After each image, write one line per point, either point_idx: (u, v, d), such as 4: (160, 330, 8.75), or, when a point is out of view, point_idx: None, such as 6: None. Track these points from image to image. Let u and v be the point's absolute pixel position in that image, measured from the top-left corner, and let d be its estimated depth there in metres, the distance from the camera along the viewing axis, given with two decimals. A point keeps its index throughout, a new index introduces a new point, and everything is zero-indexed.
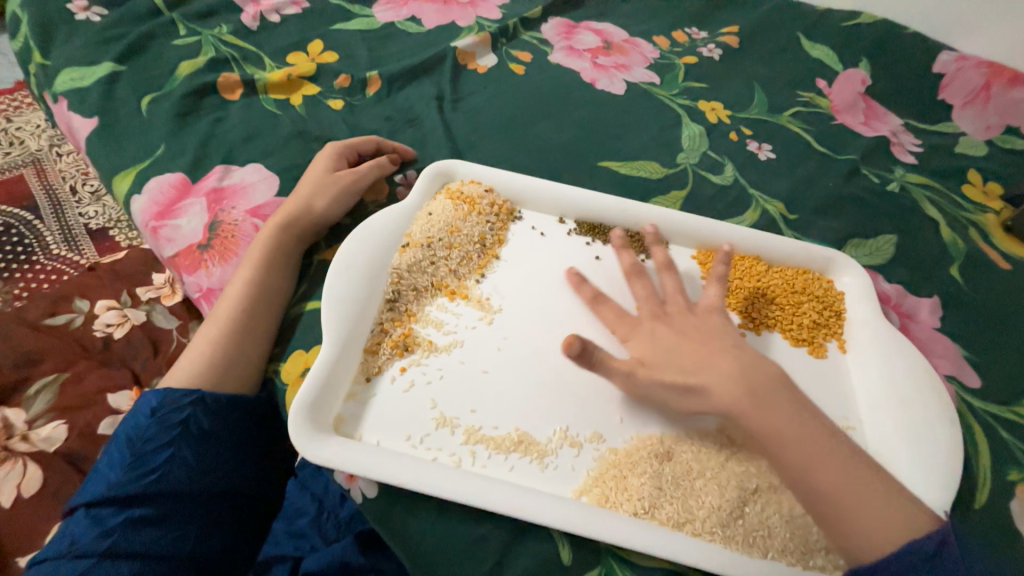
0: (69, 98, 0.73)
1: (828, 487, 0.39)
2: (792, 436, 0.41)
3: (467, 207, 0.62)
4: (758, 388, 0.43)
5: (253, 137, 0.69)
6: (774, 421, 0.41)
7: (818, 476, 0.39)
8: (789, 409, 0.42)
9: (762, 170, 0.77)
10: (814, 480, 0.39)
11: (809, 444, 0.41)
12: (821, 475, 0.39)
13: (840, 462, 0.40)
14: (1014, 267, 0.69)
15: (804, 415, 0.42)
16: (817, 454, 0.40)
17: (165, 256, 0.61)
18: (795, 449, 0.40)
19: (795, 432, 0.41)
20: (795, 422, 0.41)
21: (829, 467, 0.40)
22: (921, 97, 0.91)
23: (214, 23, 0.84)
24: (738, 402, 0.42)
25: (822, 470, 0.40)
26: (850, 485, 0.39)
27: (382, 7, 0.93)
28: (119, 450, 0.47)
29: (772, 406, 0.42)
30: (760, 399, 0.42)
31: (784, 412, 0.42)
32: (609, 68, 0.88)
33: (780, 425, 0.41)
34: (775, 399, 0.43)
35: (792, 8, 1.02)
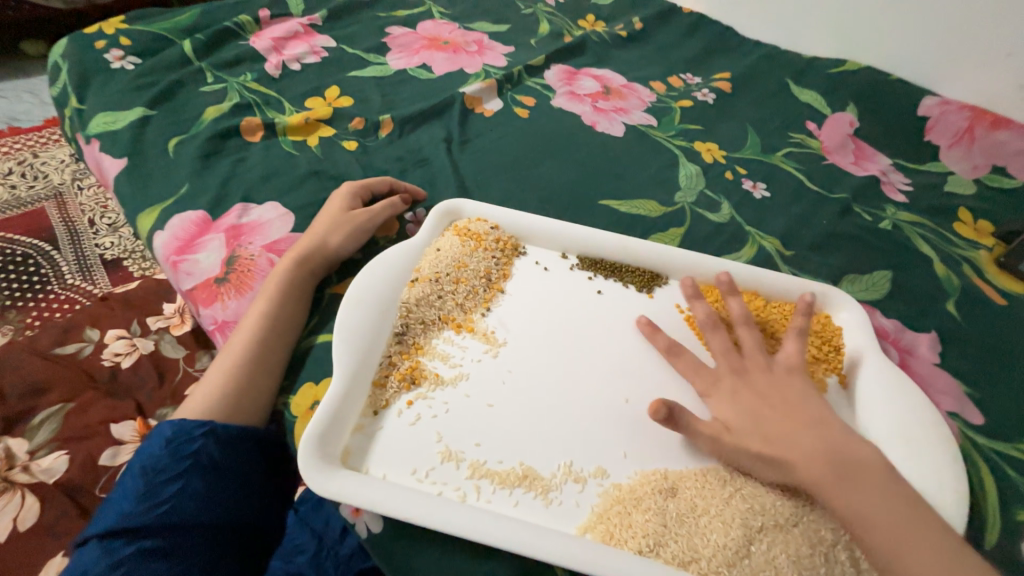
0: (101, 139, 0.78)
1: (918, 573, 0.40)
2: (881, 515, 0.42)
3: (473, 243, 0.64)
4: (846, 466, 0.45)
5: (272, 176, 0.73)
6: (854, 496, 0.43)
7: (908, 557, 0.41)
8: (879, 487, 0.44)
9: (757, 208, 0.80)
10: (902, 563, 0.41)
11: (894, 522, 0.42)
12: (908, 557, 0.41)
13: (923, 546, 0.41)
14: (1009, 303, 0.71)
15: (889, 493, 0.44)
16: (903, 534, 0.42)
17: (182, 289, 0.64)
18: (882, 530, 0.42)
19: (880, 512, 0.42)
20: (883, 502, 0.43)
21: (918, 548, 0.41)
22: (908, 138, 0.95)
23: (239, 71, 0.91)
24: (825, 481, 0.44)
25: (906, 548, 0.41)
26: (934, 567, 0.40)
27: (395, 56, 0.99)
28: (130, 480, 0.47)
29: (861, 480, 0.44)
30: (849, 475, 0.44)
31: (876, 488, 0.43)
32: (609, 111, 0.93)
33: (869, 504, 0.43)
34: (865, 477, 0.44)
35: (779, 57, 1.09)
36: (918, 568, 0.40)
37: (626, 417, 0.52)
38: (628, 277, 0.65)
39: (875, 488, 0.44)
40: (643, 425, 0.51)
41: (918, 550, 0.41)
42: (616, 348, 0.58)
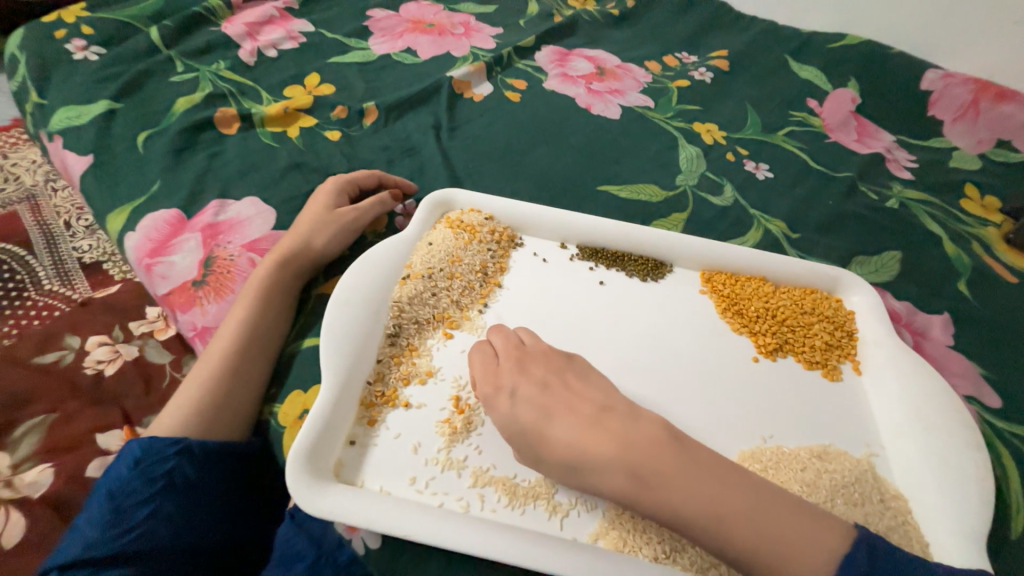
0: (65, 136, 0.73)
1: (751, 543, 0.34)
2: (563, 464, 0.38)
3: (467, 235, 0.61)
4: (538, 393, 0.41)
5: (249, 171, 0.69)
6: (554, 433, 0.39)
7: (657, 497, 0.35)
8: (575, 404, 0.40)
9: (762, 191, 0.77)
10: (669, 511, 0.35)
11: (681, 504, 0.35)
12: (666, 498, 0.35)
13: (784, 512, 0.35)
14: (1021, 280, 0.68)
15: (588, 418, 0.39)
16: (591, 470, 0.37)
17: (158, 294, 0.60)
18: (580, 464, 0.37)
19: (586, 446, 0.37)
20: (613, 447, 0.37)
21: (697, 489, 0.35)
22: (910, 114, 0.92)
23: (212, 59, 0.85)
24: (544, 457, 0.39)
25: (667, 475, 0.35)
26: (782, 526, 0.34)
27: (377, 40, 0.94)
28: (96, 506, 0.43)
29: (538, 398, 0.41)
30: (537, 444, 0.40)
31: (550, 411, 0.40)
32: (604, 93, 0.89)
33: (585, 438, 0.38)
34: (656, 465, 0.36)
35: (778, 32, 1.05)
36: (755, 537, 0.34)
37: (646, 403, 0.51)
38: (631, 266, 0.62)
39: (580, 424, 0.39)
40: None
41: (733, 512, 0.34)
42: (623, 341, 0.55)
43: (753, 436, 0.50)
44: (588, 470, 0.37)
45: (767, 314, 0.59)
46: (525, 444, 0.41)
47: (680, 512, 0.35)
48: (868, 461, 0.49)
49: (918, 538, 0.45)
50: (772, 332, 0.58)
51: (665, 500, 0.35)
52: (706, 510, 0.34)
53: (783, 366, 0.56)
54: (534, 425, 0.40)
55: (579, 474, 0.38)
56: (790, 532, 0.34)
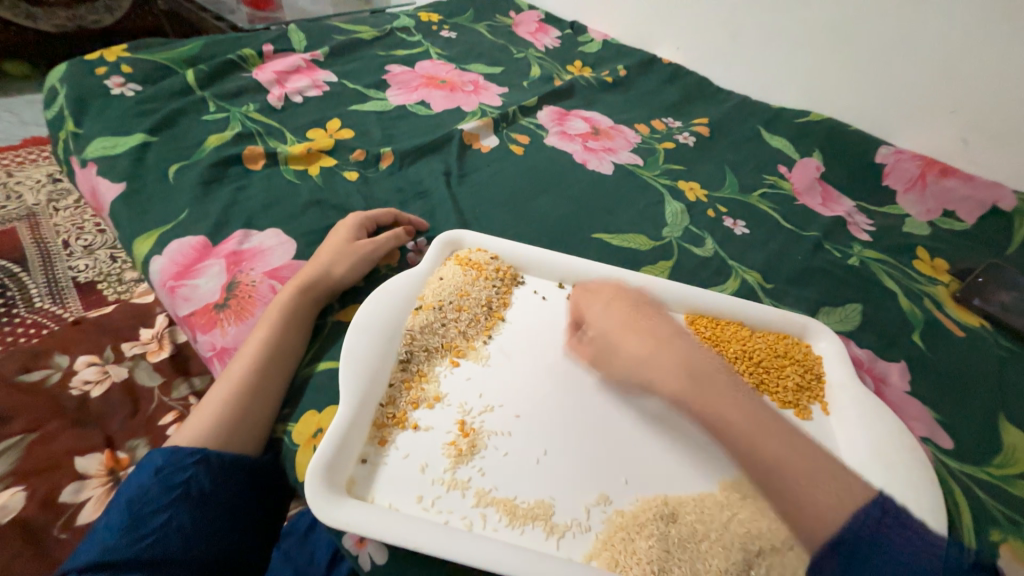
0: (99, 164, 0.78)
1: (772, 454, 0.40)
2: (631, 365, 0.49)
3: (474, 272, 0.66)
4: (625, 316, 0.53)
5: (273, 205, 0.74)
6: (625, 347, 0.51)
7: (710, 399, 0.43)
8: (651, 327, 0.51)
9: (739, 244, 0.85)
10: (712, 407, 0.43)
11: (721, 407, 0.43)
12: (718, 399, 0.44)
13: (806, 450, 0.41)
14: (967, 334, 0.76)
15: (661, 337, 0.50)
16: (652, 373, 0.47)
17: (179, 315, 0.63)
18: (644, 366, 0.48)
19: (654, 354, 0.48)
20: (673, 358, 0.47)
21: (731, 407, 0.43)
22: (868, 182, 1.03)
23: (242, 102, 0.93)
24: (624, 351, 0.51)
25: (714, 390, 0.44)
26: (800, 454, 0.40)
27: (394, 93, 1.04)
28: (116, 512, 0.46)
29: (628, 317, 0.53)
30: (616, 353, 0.51)
31: (634, 327, 0.51)
32: (599, 151, 0.99)
33: (656, 349, 0.48)
34: (706, 380, 0.45)
35: (751, 105, 1.18)
36: (775, 454, 0.40)
37: (644, 426, 0.54)
38: None
39: (656, 339, 0.49)
40: (641, 452, 0.53)
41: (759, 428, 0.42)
42: None
43: None
44: (649, 371, 0.48)
45: (744, 355, 0.65)
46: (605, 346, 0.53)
47: (723, 415, 0.42)
48: None
49: None
50: (750, 372, 0.63)
51: (712, 405, 0.43)
52: (747, 421, 0.42)
53: None
54: (615, 335, 0.52)
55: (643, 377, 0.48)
56: (815, 471, 0.39)
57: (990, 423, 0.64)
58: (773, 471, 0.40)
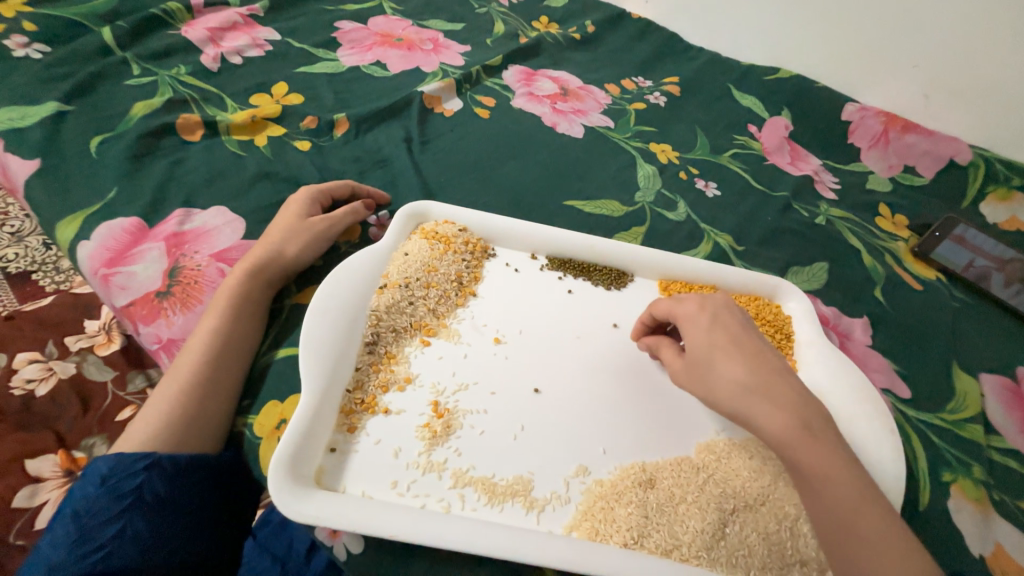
0: (6, 138, 0.68)
1: (861, 527, 0.39)
2: (730, 392, 0.45)
3: (442, 246, 0.63)
4: (724, 329, 0.49)
5: (215, 179, 0.68)
6: (731, 366, 0.46)
7: (806, 446, 0.42)
8: (761, 357, 0.47)
9: (711, 207, 0.84)
10: (802, 454, 0.42)
11: (815, 459, 0.41)
12: (811, 451, 0.42)
13: (895, 524, 0.39)
14: (924, 287, 0.79)
15: (772, 371, 0.46)
16: (762, 407, 0.44)
17: (117, 305, 0.57)
18: (751, 392, 0.45)
19: (764, 387, 0.45)
20: (775, 394, 0.44)
21: (835, 463, 0.41)
22: (835, 140, 1.03)
23: (172, 64, 0.83)
24: (723, 376, 0.46)
25: (825, 447, 0.42)
26: (890, 532, 0.39)
27: (346, 52, 0.95)
28: (60, 526, 0.42)
29: (735, 333, 0.49)
30: (721, 375, 0.46)
31: (737, 349, 0.47)
32: (568, 113, 0.95)
33: (768, 383, 0.45)
34: (821, 432, 0.43)
35: (722, 62, 1.15)
36: (864, 521, 0.39)
37: (621, 395, 0.54)
38: (597, 276, 0.66)
39: (768, 376, 0.46)
40: (618, 420, 0.52)
41: (858, 493, 0.40)
42: (595, 349, 0.58)
43: (706, 428, 0.54)
44: (757, 401, 0.44)
45: None
46: (696, 366, 0.48)
47: (816, 467, 0.41)
48: None
49: None
50: None
51: (806, 454, 0.42)
52: (838, 483, 0.40)
53: None
54: (709, 355, 0.47)
55: (749, 402, 0.45)
56: (898, 548, 0.38)
57: (943, 371, 0.67)
58: (853, 544, 0.39)
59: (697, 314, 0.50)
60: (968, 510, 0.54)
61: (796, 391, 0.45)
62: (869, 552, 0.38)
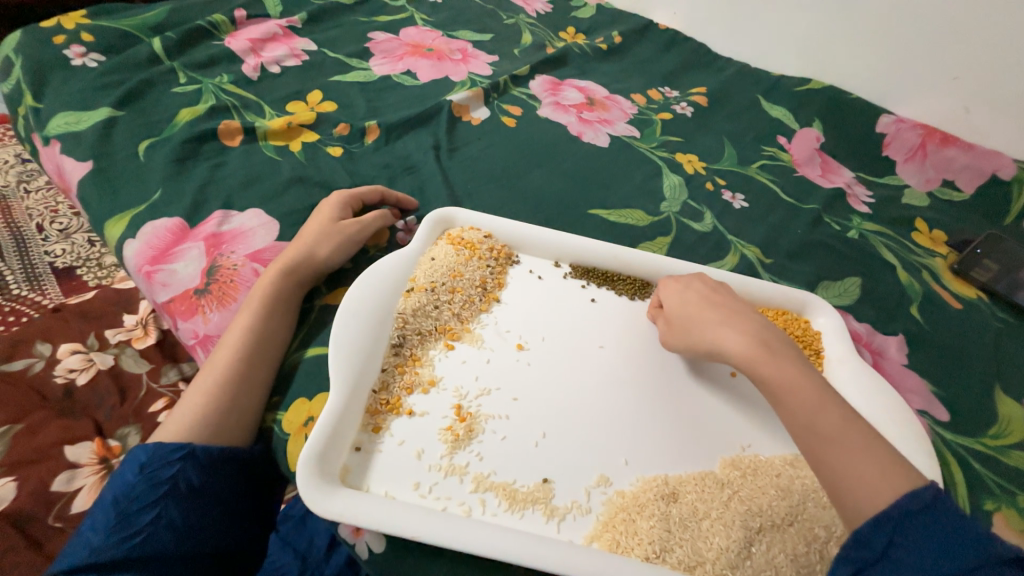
0: (63, 141, 0.73)
1: (823, 429, 0.41)
2: (705, 329, 0.53)
3: (468, 252, 0.64)
4: (704, 289, 0.57)
5: (253, 182, 0.71)
6: (703, 316, 0.54)
7: (763, 364, 0.47)
8: (732, 306, 0.54)
9: (738, 219, 0.83)
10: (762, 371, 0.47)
11: (776, 376, 0.46)
12: (769, 368, 0.47)
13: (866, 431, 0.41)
14: (964, 306, 0.76)
15: (739, 314, 0.53)
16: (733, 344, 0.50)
17: (158, 301, 0.60)
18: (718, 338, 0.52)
19: (730, 325, 0.52)
20: (737, 326, 0.51)
21: (794, 376, 0.45)
22: (869, 152, 1.01)
23: (215, 72, 0.87)
24: (696, 318, 0.54)
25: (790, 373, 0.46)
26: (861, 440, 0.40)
27: (378, 62, 0.98)
28: (102, 510, 0.45)
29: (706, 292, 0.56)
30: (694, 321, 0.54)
31: (709, 300, 0.55)
32: (594, 122, 0.95)
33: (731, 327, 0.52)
34: (783, 355, 0.48)
35: (751, 73, 1.14)
36: (830, 424, 0.41)
37: (643, 407, 0.54)
38: (621, 285, 0.66)
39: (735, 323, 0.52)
40: (641, 432, 0.52)
41: (822, 402, 0.43)
42: (618, 360, 0.58)
43: (733, 445, 0.53)
44: (725, 330, 0.51)
45: None
46: (679, 320, 0.56)
47: (774, 380, 0.46)
48: None
49: None
50: None
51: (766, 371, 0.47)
52: (800, 394, 0.44)
53: None
54: (686, 305, 0.56)
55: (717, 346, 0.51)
56: (863, 451, 0.39)
57: (986, 394, 0.64)
58: (826, 453, 0.40)
59: (680, 278, 0.59)
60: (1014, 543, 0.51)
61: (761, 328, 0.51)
62: (836, 453, 0.40)
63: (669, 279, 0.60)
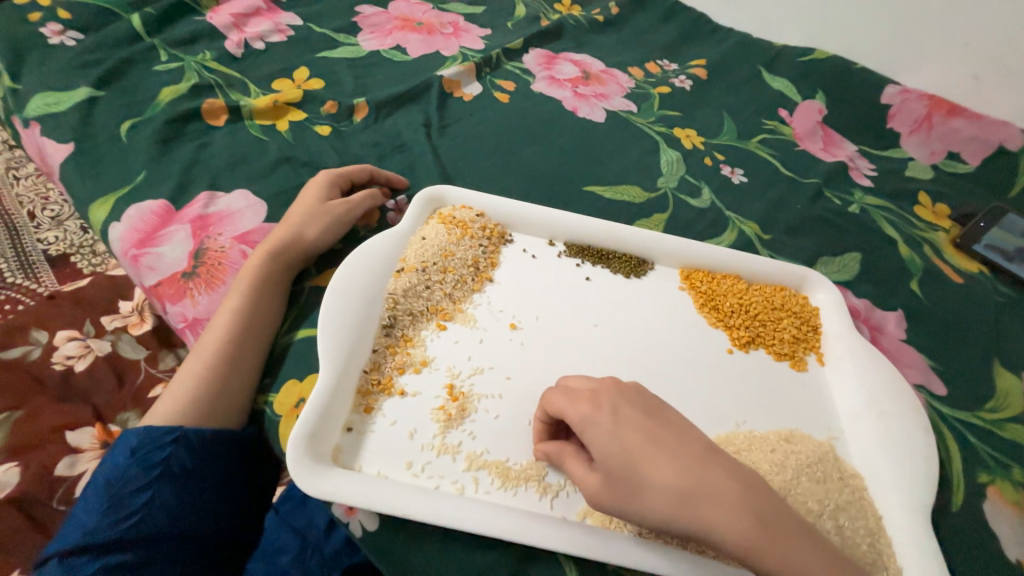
0: (43, 123, 0.71)
1: None
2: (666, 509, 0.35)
3: (459, 231, 0.62)
4: (643, 434, 0.37)
5: (239, 163, 0.69)
6: (667, 458, 0.36)
7: (749, 533, 0.34)
8: (675, 435, 0.38)
9: (737, 194, 0.81)
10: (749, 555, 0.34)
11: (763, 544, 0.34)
12: (754, 539, 0.34)
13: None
14: (966, 280, 0.74)
15: (686, 451, 0.37)
16: (714, 514, 0.34)
17: (145, 285, 0.59)
18: (700, 497, 0.35)
19: (695, 480, 0.35)
20: (700, 475, 0.35)
21: (783, 542, 0.34)
22: (873, 124, 0.98)
23: (197, 50, 0.84)
24: (665, 503, 0.35)
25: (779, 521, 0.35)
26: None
27: (366, 37, 0.95)
28: (94, 493, 0.44)
29: (646, 428, 0.37)
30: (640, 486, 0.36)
31: (660, 447, 0.36)
32: (590, 97, 0.92)
33: (706, 474, 0.36)
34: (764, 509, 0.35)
35: (752, 43, 1.10)
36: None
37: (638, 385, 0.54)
38: (616, 263, 0.65)
39: (688, 459, 0.36)
40: None
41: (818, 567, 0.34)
42: (612, 338, 0.57)
43: (727, 421, 0.54)
44: (699, 496, 0.35)
45: (741, 309, 0.63)
46: (624, 485, 0.36)
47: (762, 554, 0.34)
48: (828, 443, 0.54)
49: (872, 509, 0.49)
50: (745, 327, 0.62)
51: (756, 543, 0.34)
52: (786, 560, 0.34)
53: (755, 357, 0.60)
54: (636, 460, 0.36)
55: (694, 504, 0.35)
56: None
57: (984, 368, 0.64)
58: None
59: (602, 415, 0.39)
60: (1007, 515, 0.51)
61: (715, 459, 0.37)
62: None
63: (587, 428, 0.39)
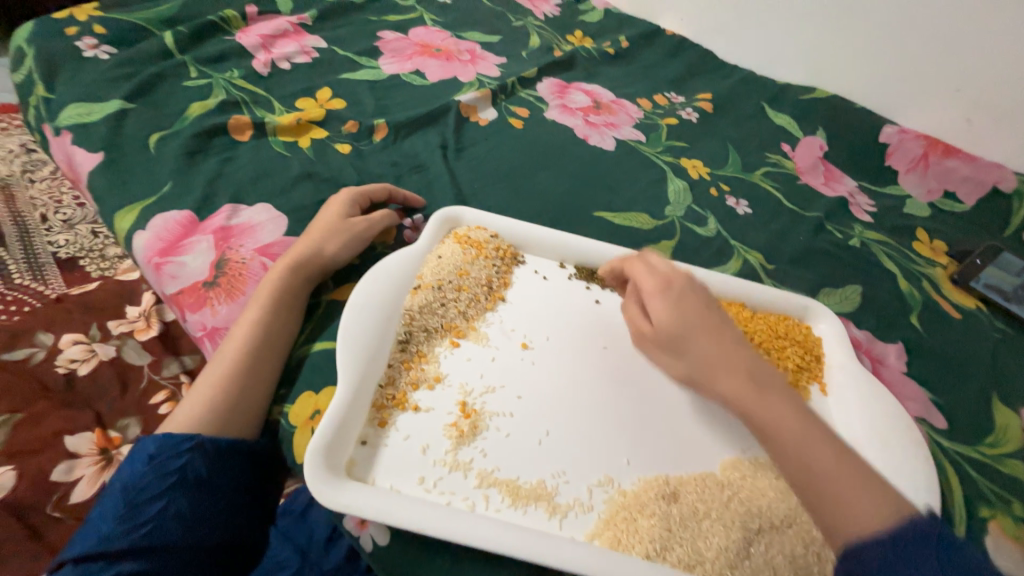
0: (74, 132, 0.74)
1: (826, 472, 0.40)
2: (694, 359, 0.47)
3: (474, 251, 0.64)
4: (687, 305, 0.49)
5: (262, 177, 0.71)
6: (699, 342, 0.47)
7: (767, 400, 0.44)
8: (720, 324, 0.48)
9: (741, 224, 0.84)
10: (757, 412, 0.44)
11: (774, 415, 0.43)
12: (765, 406, 0.44)
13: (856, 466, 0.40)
14: (963, 315, 0.76)
15: (726, 335, 0.48)
16: (719, 365, 0.46)
17: (166, 293, 0.61)
18: (711, 362, 0.46)
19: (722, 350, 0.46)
20: (727, 343, 0.47)
21: (787, 411, 0.43)
22: (872, 162, 1.01)
23: (225, 67, 0.88)
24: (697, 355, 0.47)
25: (785, 397, 0.44)
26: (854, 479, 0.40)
27: (387, 61, 0.99)
28: (111, 500, 0.45)
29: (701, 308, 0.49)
30: (684, 345, 0.48)
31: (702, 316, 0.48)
32: (600, 126, 0.96)
33: (721, 350, 0.46)
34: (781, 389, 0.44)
35: (756, 80, 1.15)
36: (823, 466, 0.40)
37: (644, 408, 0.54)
38: None
39: (720, 341, 0.47)
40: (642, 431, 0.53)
41: (813, 439, 0.42)
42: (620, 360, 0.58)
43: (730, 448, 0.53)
44: (721, 363, 0.46)
45: (746, 337, 0.64)
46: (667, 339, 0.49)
47: (770, 419, 0.43)
48: None
49: None
50: None
51: (771, 410, 0.43)
52: (792, 427, 0.42)
53: None
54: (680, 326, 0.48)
55: (705, 359, 0.46)
56: (858, 484, 0.39)
57: (982, 403, 0.65)
58: (829, 492, 0.39)
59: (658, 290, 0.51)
60: (1009, 550, 0.51)
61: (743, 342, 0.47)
62: (837, 493, 0.39)
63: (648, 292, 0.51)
